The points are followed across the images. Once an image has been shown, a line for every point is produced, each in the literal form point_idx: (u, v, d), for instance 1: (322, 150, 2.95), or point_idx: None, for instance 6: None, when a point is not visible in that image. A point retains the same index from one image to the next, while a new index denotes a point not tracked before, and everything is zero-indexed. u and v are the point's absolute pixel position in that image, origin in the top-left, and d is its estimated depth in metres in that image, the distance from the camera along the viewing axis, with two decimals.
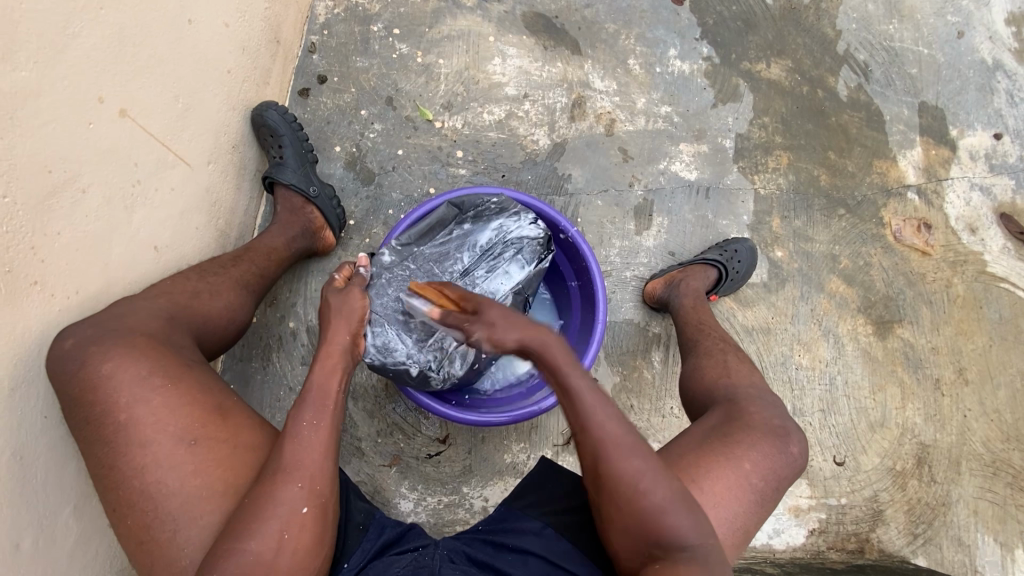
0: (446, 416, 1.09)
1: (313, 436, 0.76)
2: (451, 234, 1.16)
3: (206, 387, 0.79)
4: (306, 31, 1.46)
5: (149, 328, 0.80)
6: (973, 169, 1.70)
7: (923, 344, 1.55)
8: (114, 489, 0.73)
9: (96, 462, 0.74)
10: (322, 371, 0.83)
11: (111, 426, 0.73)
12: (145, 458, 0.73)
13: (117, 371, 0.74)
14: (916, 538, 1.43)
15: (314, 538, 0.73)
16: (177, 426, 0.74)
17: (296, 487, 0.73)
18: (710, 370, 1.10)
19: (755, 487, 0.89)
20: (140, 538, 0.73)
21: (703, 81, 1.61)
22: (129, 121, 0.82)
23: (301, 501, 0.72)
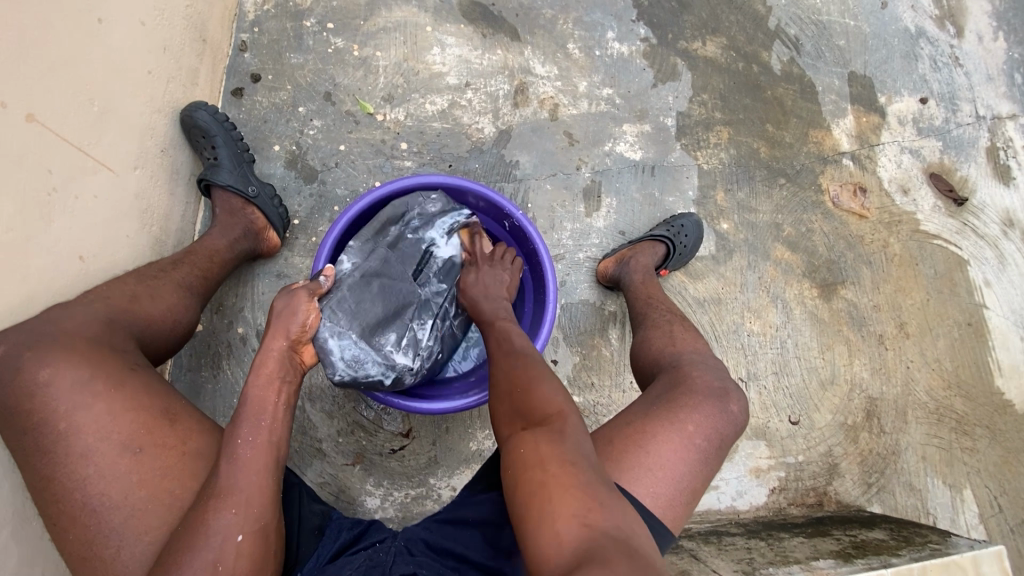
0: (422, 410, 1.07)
1: (246, 458, 0.74)
2: (396, 236, 1.15)
3: (151, 393, 0.76)
4: (235, 29, 1.42)
5: (87, 331, 0.77)
6: (902, 133, 1.78)
7: (865, 303, 1.63)
8: (56, 502, 0.71)
9: (36, 474, 0.71)
10: (259, 387, 0.81)
11: (52, 435, 0.71)
12: (90, 468, 0.71)
13: (57, 376, 0.72)
14: (871, 487, 1.50)
15: (253, 563, 0.70)
16: (122, 434, 0.73)
17: (229, 513, 0.70)
18: (657, 342, 1.14)
19: (699, 446, 0.92)
20: (85, 552, 0.70)
21: (642, 62, 1.64)
22: (38, 127, 0.79)
23: (235, 527, 0.69)
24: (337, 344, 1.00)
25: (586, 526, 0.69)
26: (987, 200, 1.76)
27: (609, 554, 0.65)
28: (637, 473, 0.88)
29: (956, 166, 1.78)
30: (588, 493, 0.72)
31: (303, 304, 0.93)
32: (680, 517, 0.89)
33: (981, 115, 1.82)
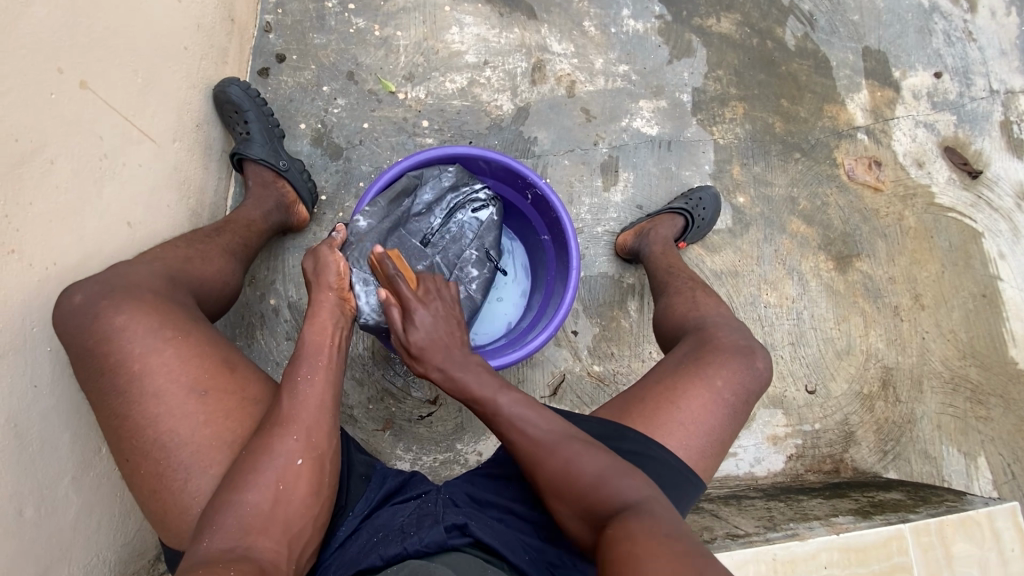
0: None
1: (306, 390, 0.79)
2: (416, 205, 1.19)
3: (213, 342, 0.81)
4: (260, 10, 1.45)
5: (154, 285, 0.82)
6: (916, 107, 1.78)
7: (881, 275, 1.65)
8: (127, 440, 0.75)
9: (109, 414, 0.75)
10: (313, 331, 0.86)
11: (126, 376, 0.75)
12: (160, 408, 0.75)
13: (129, 322, 0.76)
14: (887, 454, 1.53)
15: (310, 490, 0.75)
16: (188, 377, 0.77)
17: (292, 439, 0.76)
18: (679, 307, 1.16)
19: (727, 401, 0.95)
20: (154, 487, 0.75)
21: (657, 39, 1.66)
22: (90, 95, 0.82)
23: (297, 451, 0.75)
24: (363, 291, 1.04)
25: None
26: (1002, 173, 1.77)
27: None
28: (669, 426, 0.91)
29: (970, 140, 1.78)
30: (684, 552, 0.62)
31: (329, 255, 0.98)
32: (710, 469, 0.92)
33: (996, 89, 1.83)
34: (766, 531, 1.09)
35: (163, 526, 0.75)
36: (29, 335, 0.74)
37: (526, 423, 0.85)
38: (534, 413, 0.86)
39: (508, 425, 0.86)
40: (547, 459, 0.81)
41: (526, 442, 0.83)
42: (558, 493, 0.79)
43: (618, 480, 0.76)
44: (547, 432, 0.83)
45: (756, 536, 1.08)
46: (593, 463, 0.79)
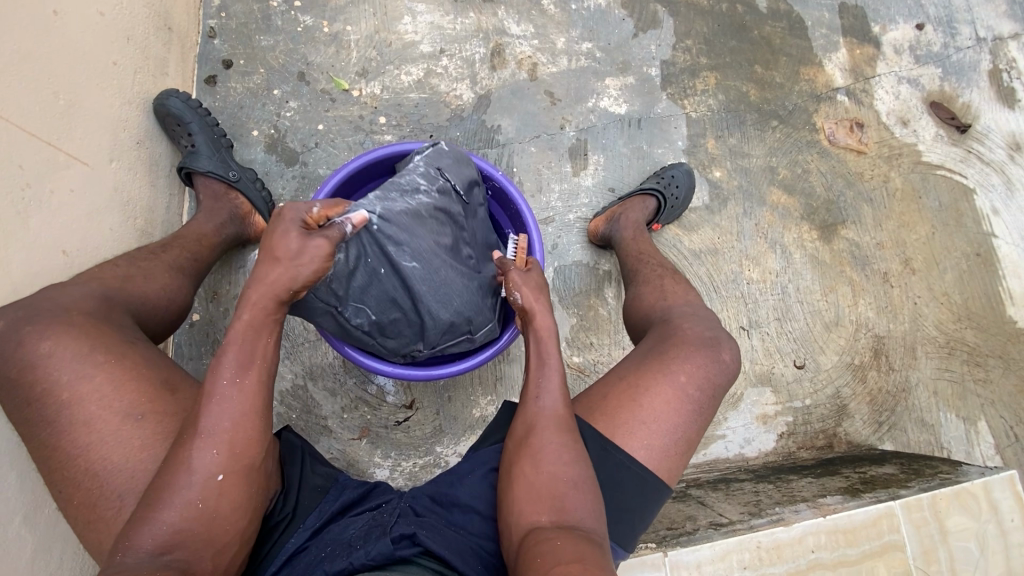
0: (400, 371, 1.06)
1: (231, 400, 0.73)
2: None
3: (152, 365, 0.80)
4: (202, 16, 1.40)
5: (85, 308, 0.80)
6: (899, 63, 1.71)
7: (868, 241, 1.59)
8: (60, 470, 0.74)
9: (42, 445, 0.74)
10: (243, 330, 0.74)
11: (55, 406, 0.74)
12: (92, 436, 0.74)
13: (57, 349, 0.75)
14: (882, 426, 1.49)
15: (237, 500, 0.73)
16: (123, 402, 0.76)
17: (210, 452, 0.71)
18: (647, 296, 1.12)
19: (693, 397, 0.91)
20: (87, 518, 0.73)
21: (621, 12, 1.59)
22: (3, 122, 0.79)
23: (216, 467, 0.71)
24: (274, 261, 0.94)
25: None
26: (992, 125, 1.69)
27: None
28: (630, 426, 0.88)
29: (957, 92, 1.71)
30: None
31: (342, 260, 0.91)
32: (675, 468, 0.89)
33: (982, 36, 1.74)
34: (750, 518, 1.07)
35: (99, 558, 0.73)
36: None
37: (548, 396, 0.86)
38: (560, 395, 0.87)
39: (537, 389, 0.87)
40: (543, 437, 0.83)
41: (537, 409, 0.85)
42: (533, 460, 0.81)
43: (586, 502, 0.78)
44: (562, 419, 0.85)
45: (739, 524, 1.06)
46: (579, 475, 0.80)
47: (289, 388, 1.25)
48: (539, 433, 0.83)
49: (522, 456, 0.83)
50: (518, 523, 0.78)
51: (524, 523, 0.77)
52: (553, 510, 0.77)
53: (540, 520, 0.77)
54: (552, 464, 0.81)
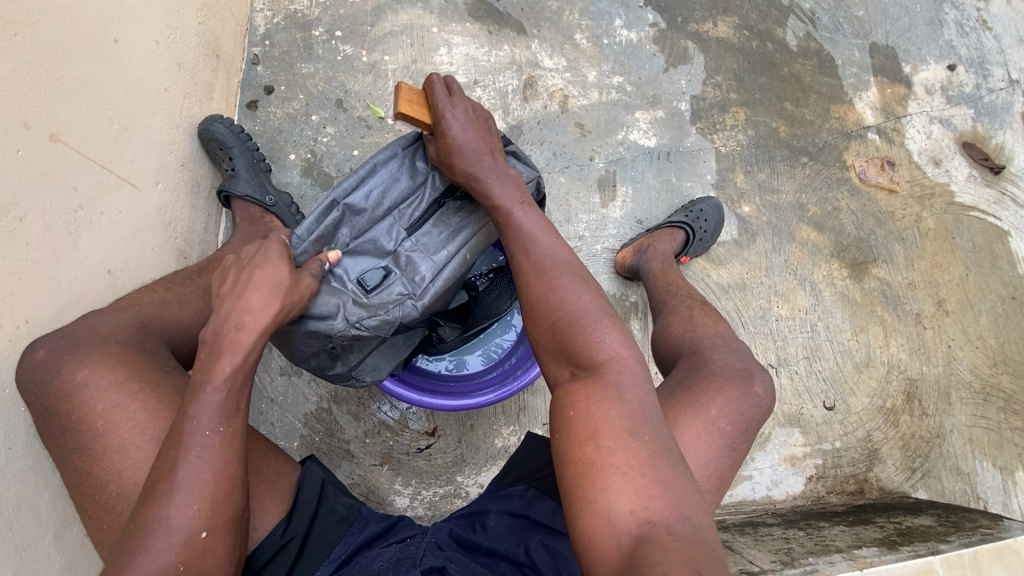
0: (451, 407, 1.11)
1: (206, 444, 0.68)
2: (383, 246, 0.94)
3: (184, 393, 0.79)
4: (247, 43, 1.45)
5: (123, 336, 0.80)
6: (930, 102, 1.70)
7: (899, 281, 1.56)
8: (92, 497, 0.73)
9: (75, 471, 0.74)
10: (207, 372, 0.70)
11: (89, 433, 0.73)
12: (123, 463, 0.72)
13: (93, 377, 0.74)
14: (914, 472, 1.44)
15: (227, 546, 0.70)
16: (154, 431, 0.74)
17: (189, 510, 0.66)
18: (676, 327, 1.12)
19: (724, 431, 0.89)
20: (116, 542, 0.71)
21: (652, 47, 1.62)
22: (61, 146, 0.81)
23: (197, 525, 0.67)
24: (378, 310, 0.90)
25: (648, 518, 0.66)
26: None
27: (659, 550, 0.63)
28: None
29: (990, 133, 1.69)
30: (650, 463, 0.69)
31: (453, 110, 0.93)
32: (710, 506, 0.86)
33: (1015, 78, 1.73)
34: (783, 567, 1.04)
35: None
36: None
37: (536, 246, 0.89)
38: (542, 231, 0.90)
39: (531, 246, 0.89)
40: (546, 282, 0.85)
41: (535, 260, 0.87)
42: (538, 320, 0.83)
43: (596, 330, 0.79)
44: (557, 262, 0.87)
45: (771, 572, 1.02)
46: (577, 305, 0.82)
47: (314, 411, 1.25)
48: (530, 275, 0.87)
49: (533, 311, 0.85)
50: (551, 376, 0.83)
51: (551, 375, 0.83)
52: (569, 362, 0.80)
53: (562, 373, 0.81)
54: (552, 300, 0.83)
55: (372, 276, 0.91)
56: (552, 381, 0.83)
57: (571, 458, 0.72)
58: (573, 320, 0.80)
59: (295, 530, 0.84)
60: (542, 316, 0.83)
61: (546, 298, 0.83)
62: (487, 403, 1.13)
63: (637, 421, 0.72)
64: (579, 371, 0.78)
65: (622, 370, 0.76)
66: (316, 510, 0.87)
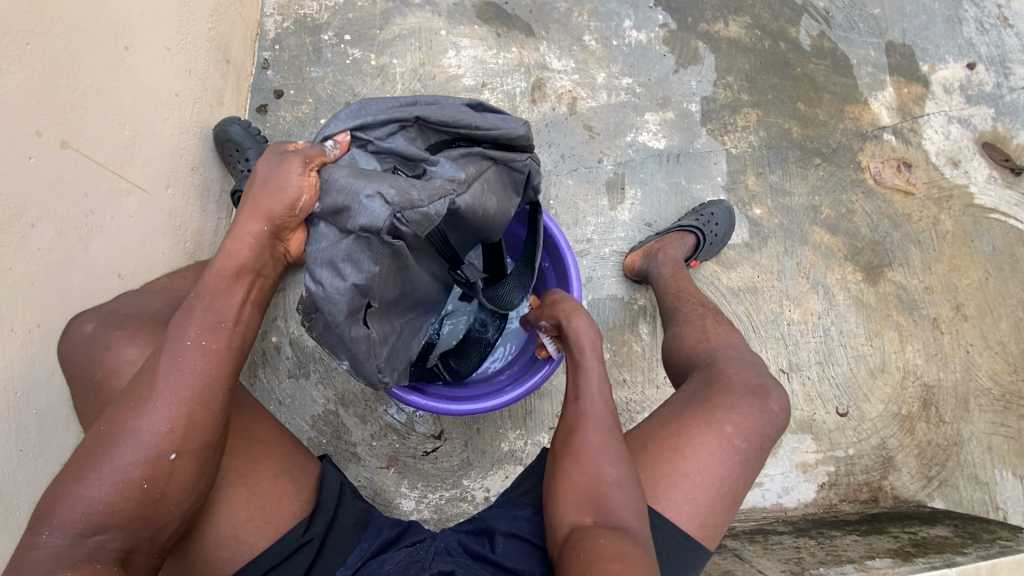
0: (456, 411, 1.09)
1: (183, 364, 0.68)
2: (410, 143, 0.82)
3: None
4: (258, 47, 1.46)
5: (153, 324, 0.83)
6: (948, 102, 1.66)
7: (916, 285, 1.53)
8: None
9: None
10: (216, 277, 0.71)
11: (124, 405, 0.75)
12: None
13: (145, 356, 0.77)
14: (930, 481, 1.41)
15: (196, 471, 0.70)
16: None
17: (160, 426, 0.67)
18: (688, 337, 1.11)
19: (739, 448, 0.91)
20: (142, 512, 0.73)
21: (662, 48, 1.60)
22: (72, 153, 0.82)
23: (168, 446, 0.67)
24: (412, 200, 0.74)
25: None
26: None
27: None
28: (673, 479, 0.88)
29: (1011, 133, 1.65)
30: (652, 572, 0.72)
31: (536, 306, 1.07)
32: (721, 522, 0.88)
33: None
34: None
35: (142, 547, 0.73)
36: (13, 402, 0.73)
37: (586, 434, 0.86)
38: (601, 436, 0.86)
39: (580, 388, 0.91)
40: (587, 435, 0.86)
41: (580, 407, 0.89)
42: (564, 507, 0.82)
43: (625, 506, 0.80)
44: (603, 416, 0.88)
45: None
46: (604, 447, 0.85)
47: (321, 413, 1.26)
48: (575, 442, 0.86)
49: (567, 458, 0.86)
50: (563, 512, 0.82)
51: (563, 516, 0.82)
52: (593, 510, 0.80)
53: (582, 519, 0.80)
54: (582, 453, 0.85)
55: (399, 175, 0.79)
56: (566, 523, 0.81)
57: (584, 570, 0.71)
58: (600, 485, 0.82)
59: (316, 530, 0.84)
60: (577, 502, 0.82)
61: (585, 487, 0.82)
62: (495, 407, 1.10)
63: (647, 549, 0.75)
64: (601, 520, 0.79)
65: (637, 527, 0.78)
66: (335, 512, 0.88)
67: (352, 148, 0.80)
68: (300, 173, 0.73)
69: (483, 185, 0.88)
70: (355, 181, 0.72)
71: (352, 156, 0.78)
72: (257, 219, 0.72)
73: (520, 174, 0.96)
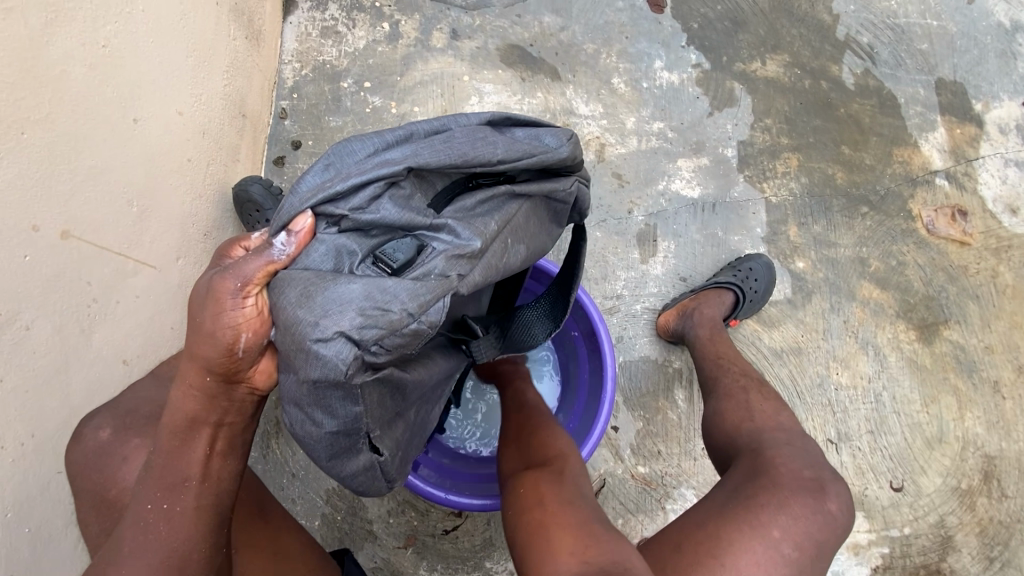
0: (474, 508, 1.03)
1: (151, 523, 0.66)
2: (402, 204, 0.66)
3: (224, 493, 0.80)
4: (275, 96, 1.41)
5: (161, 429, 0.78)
6: (1005, 144, 1.55)
7: (975, 344, 1.41)
8: None
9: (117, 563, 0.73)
10: (172, 435, 0.68)
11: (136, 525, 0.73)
12: None
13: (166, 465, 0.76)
14: (995, 564, 1.29)
15: None
16: None
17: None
18: (731, 415, 1.01)
19: (789, 558, 0.79)
20: None
21: (695, 90, 1.52)
22: (74, 242, 0.77)
23: None
24: (389, 312, 0.60)
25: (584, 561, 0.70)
26: None
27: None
28: None
29: None
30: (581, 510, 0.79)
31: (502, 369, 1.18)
32: None
33: None
34: None
35: None
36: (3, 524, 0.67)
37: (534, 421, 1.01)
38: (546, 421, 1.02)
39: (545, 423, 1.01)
40: (535, 420, 1.02)
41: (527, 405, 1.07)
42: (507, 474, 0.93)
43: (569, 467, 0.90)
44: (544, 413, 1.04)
45: None
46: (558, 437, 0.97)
47: (336, 488, 1.19)
48: (525, 427, 1.01)
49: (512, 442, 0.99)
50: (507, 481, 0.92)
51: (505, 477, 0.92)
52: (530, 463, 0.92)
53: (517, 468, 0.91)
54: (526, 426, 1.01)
55: (388, 257, 0.64)
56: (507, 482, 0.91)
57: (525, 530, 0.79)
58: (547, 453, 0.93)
59: None
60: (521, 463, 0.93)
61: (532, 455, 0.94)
62: None
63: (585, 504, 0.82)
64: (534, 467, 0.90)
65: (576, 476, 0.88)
66: None
67: (320, 231, 0.65)
68: (238, 302, 0.63)
69: (507, 237, 0.73)
70: (308, 312, 0.59)
71: (319, 246, 0.64)
72: (198, 367, 0.66)
73: (563, 203, 0.83)
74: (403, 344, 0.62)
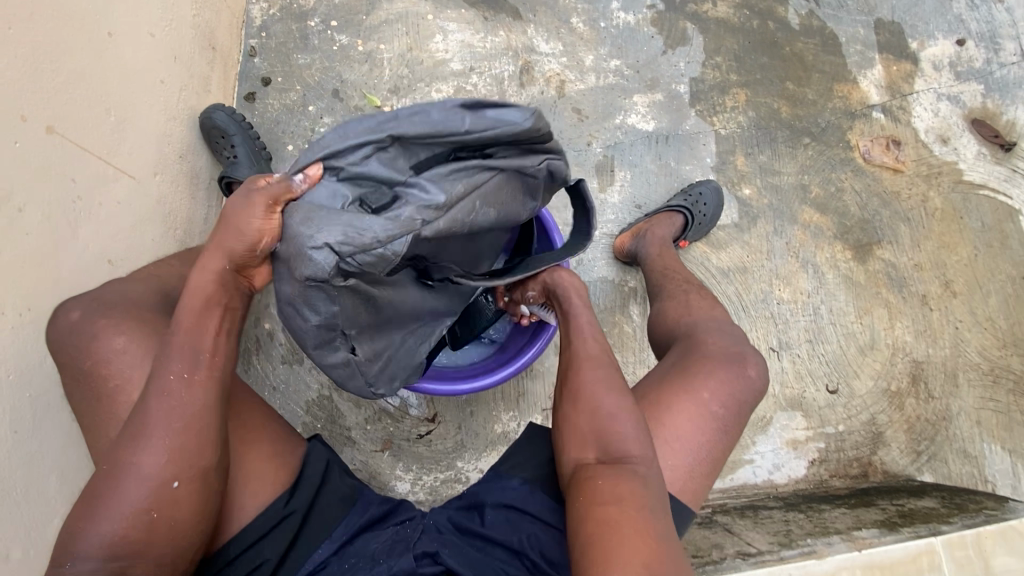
0: (444, 390, 1.11)
1: (177, 395, 0.72)
2: (384, 163, 0.71)
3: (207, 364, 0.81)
4: (244, 35, 1.45)
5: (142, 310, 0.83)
6: (938, 79, 1.66)
7: (905, 262, 1.54)
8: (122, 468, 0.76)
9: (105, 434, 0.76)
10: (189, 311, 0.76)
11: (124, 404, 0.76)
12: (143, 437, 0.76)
13: (129, 345, 0.77)
14: (920, 455, 1.42)
15: (199, 499, 0.72)
16: None
17: (153, 455, 0.69)
18: (673, 312, 1.12)
19: (716, 414, 0.91)
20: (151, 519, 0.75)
21: (650, 29, 1.59)
22: (58, 138, 0.83)
23: (168, 474, 0.69)
24: (370, 231, 0.67)
25: None
26: None
27: None
28: None
29: (1000, 109, 1.65)
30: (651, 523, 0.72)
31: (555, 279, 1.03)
32: (700, 487, 0.89)
33: None
34: (780, 549, 1.08)
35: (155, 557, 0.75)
36: (5, 383, 0.74)
37: (593, 378, 0.88)
38: (606, 379, 0.88)
39: (573, 334, 0.97)
40: (592, 372, 0.89)
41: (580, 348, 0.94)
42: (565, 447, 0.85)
43: (631, 440, 0.81)
44: (603, 363, 0.91)
45: (767, 553, 1.07)
46: (614, 403, 0.85)
47: (315, 398, 1.27)
48: (581, 372, 0.90)
49: (568, 401, 0.88)
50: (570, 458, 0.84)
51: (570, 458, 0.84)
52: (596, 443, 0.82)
53: (585, 454, 0.82)
54: (581, 389, 0.88)
55: (371, 198, 0.71)
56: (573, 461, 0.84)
57: (586, 523, 0.73)
58: (607, 419, 0.83)
59: (296, 504, 0.85)
60: (579, 436, 0.84)
61: (591, 424, 0.84)
62: (483, 386, 1.13)
63: (651, 499, 0.75)
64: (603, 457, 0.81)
65: (649, 468, 0.79)
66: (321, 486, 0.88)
67: (325, 177, 0.73)
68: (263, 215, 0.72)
69: (479, 199, 0.75)
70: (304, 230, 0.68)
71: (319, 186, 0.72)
72: (222, 256, 0.76)
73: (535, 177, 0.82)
74: (377, 267, 0.70)
